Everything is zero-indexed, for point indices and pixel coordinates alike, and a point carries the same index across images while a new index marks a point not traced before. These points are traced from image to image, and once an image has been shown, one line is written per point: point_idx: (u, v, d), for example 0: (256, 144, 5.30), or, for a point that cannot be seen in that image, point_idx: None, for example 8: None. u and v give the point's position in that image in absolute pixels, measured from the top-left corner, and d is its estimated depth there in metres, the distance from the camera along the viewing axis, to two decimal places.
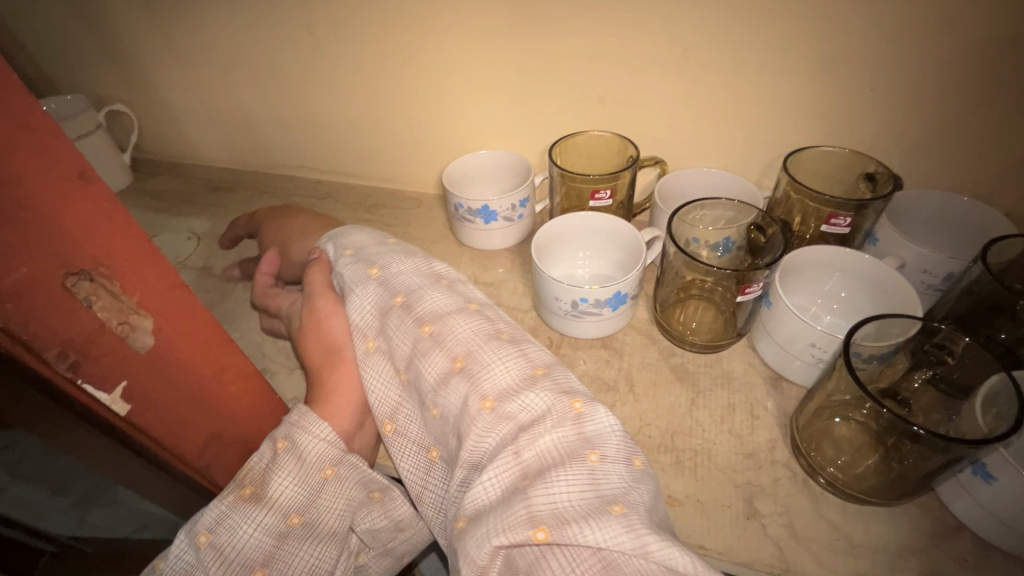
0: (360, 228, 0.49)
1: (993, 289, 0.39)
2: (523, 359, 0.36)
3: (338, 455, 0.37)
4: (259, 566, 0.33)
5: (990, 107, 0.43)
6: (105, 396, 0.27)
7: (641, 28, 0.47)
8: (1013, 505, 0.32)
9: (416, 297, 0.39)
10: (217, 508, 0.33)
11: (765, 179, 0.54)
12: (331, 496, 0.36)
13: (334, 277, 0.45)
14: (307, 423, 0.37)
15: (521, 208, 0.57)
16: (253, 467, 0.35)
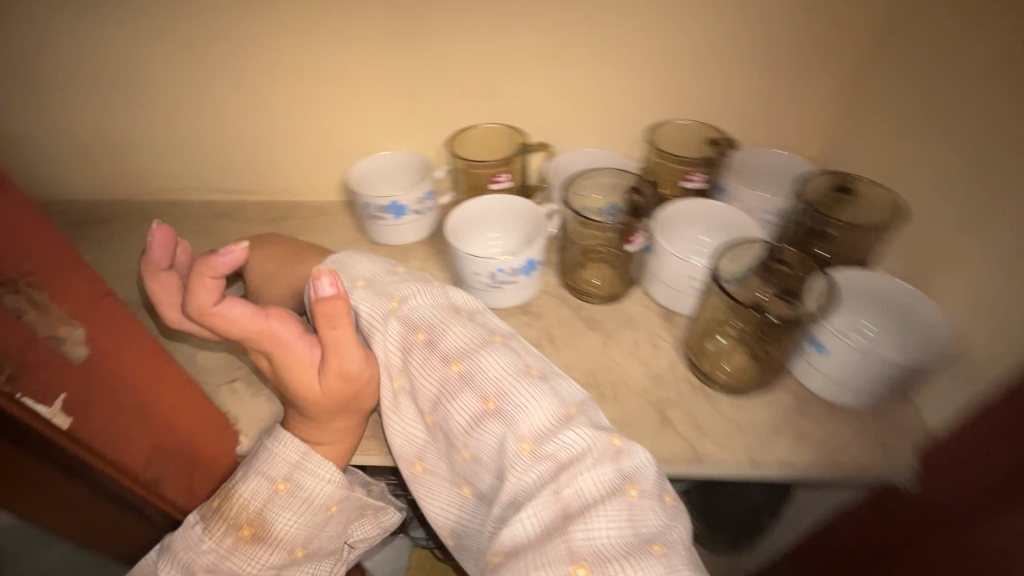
0: (362, 254, 0.47)
1: (808, 216, 0.51)
2: (557, 397, 0.38)
3: (342, 494, 0.39)
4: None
5: (786, 77, 0.56)
6: (43, 410, 0.27)
7: (513, 28, 0.54)
8: (844, 368, 0.43)
9: (439, 334, 0.40)
10: (217, 551, 0.35)
11: (635, 151, 0.63)
12: (331, 527, 0.39)
13: (343, 308, 0.43)
14: (311, 466, 0.37)
15: (429, 201, 0.61)
16: (250, 507, 0.36)
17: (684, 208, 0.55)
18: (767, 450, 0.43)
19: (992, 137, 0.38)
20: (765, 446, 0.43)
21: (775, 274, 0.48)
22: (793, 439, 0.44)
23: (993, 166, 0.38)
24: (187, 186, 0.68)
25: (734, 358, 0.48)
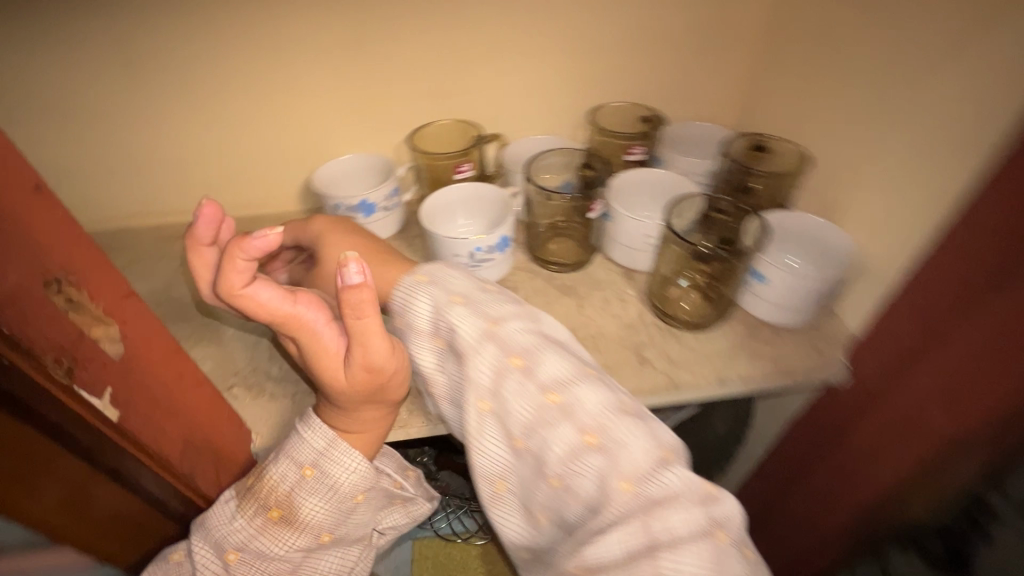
0: (452, 269, 0.46)
1: (735, 173, 0.59)
2: (654, 438, 0.37)
3: (369, 483, 0.39)
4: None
5: (700, 57, 0.64)
6: (94, 402, 0.28)
7: (459, 29, 0.58)
8: (781, 292, 0.50)
9: (535, 362, 0.39)
10: (249, 531, 0.36)
11: (579, 134, 0.70)
12: (358, 514, 0.40)
13: (435, 324, 0.42)
14: (338, 454, 0.37)
15: (396, 198, 0.64)
16: (279, 490, 0.36)
17: (631, 178, 0.61)
18: (730, 369, 0.50)
19: (869, 89, 0.47)
20: (729, 368, 0.50)
21: (715, 225, 0.56)
22: (749, 359, 0.51)
23: (872, 111, 0.47)
24: (137, 212, 0.67)
25: (692, 301, 0.56)
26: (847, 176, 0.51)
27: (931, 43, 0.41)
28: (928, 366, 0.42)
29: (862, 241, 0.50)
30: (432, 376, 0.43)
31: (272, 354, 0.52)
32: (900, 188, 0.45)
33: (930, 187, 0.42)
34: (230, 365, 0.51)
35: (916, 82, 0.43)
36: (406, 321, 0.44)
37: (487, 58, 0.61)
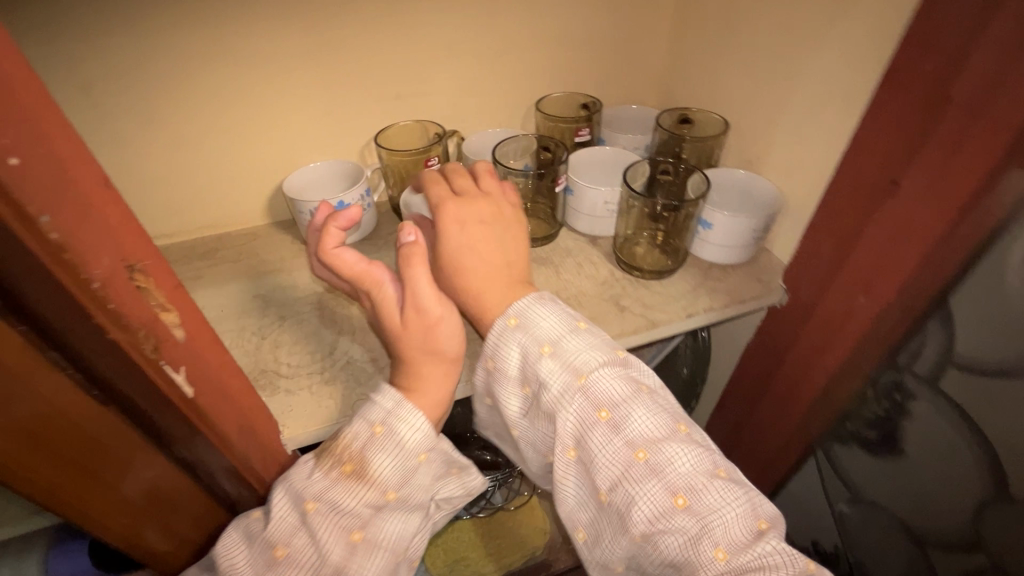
0: (544, 303, 0.47)
1: (668, 144, 0.69)
2: (748, 506, 0.38)
3: (431, 442, 0.42)
4: (357, 532, 0.38)
5: (625, 47, 0.73)
6: (176, 379, 0.30)
7: (412, 34, 0.63)
8: (725, 234, 0.59)
9: (624, 417, 0.41)
10: (325, 480, 0.39)
11: (528, 124, 0.76)
12: (420, 474, 0.41)
13: (527, 371, 0.45)
14: (404, 413, 0.41)
15: (368, 197, 0.66)
16: (353, 445, 0.40)
17: (585, 156, 0.68)
18: (694, 305, 0.59)
19: (765, 60, 0.58)
20: (692, 303, 0.59)
21: (662, 186, 0.64)
22: (707, 293, 0.60)
23: (770, 77, 0.58)
24: None
25: (650, 256, 0.64)
26: (760, 133, 0.61)
27: (804, 17, 0.52)
28: (844, 271, 0.52)
29: (780, 185, 0.60)
30: (521, 417, 0.46)
31: (278, 355, 0.54)
32: (802, 136, 0.55)
33: (824, 130, 0.53)
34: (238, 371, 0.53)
35: (799, 50, 0.53)
36: (496, 364, 0.46)
37: (438, 60, 0.66)
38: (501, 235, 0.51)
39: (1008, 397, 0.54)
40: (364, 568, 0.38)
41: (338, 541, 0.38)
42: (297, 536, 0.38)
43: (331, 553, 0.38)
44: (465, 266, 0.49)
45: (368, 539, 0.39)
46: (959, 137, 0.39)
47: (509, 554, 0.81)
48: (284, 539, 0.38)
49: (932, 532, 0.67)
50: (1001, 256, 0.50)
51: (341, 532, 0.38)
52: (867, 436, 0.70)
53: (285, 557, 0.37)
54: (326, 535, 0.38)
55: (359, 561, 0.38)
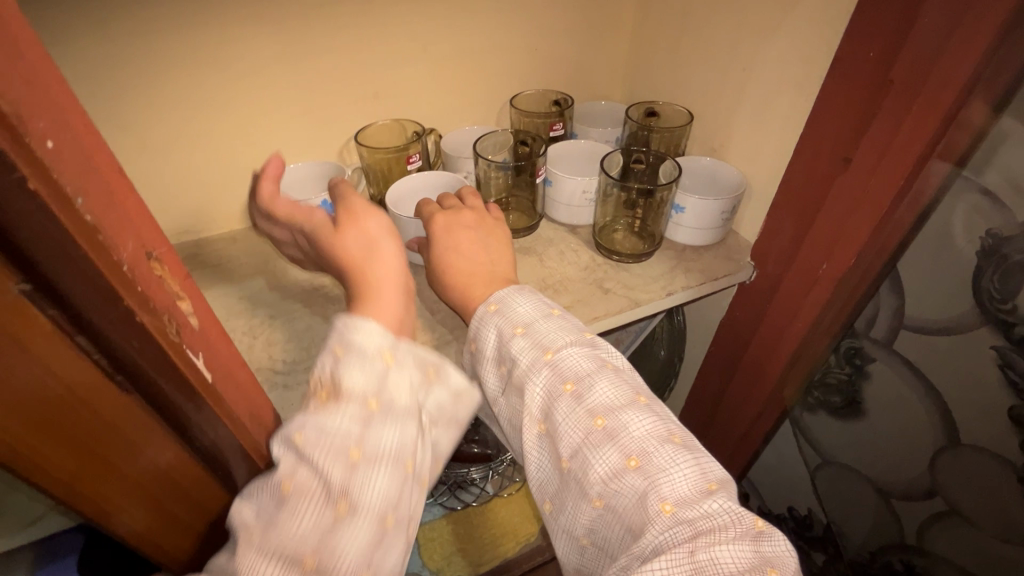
0: (523, 292, 0.48)
1: (638, 135, 0.72)
2: (700, 469, 0.39)
3: (394, 343, 0.40)
4: (354, 450, 0.37)
5: (592, 46, 0.77)
6: (196, 363, 0.31)
7: (389, 35, 0.65)
8: (696, 217, 0.63)
9: (587, 388, 0.42)
10: (306, 414, 0.38)
11: (502, 121, 0.79)
12: (398, 378, 0.39)
13: (503, 353, 0.46)
14: (357, 327, 0.40)
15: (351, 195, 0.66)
16: (322, 373, 0.39)
17: (560, 149, 0.71)
18: (673, 284, 0.62)
19: (723, 54, 0.62)
20: (670, 282, 0.62)
21: (638, 174, 0.67)
22: (683, 273, 0.64)
23: (728, 69, 0.62)
24: None
25: (627, 240, 0.67)
26: (722, 122, 0.66)
27: (757, 13, 0.56)
28: (806, 245, 0.56)
29: (743, 169, 0.65)
30: (498, 397, 0.47)
31: (271, 354, 0.54)
32: (760, 122, 0.60)
33: (780, 116, 0.57)
34: None
35: (753, 44, 0.58)
36: (477, 347, 0.48)
37: (415, 60, 0.68)
38: (486, 238, 0.54)
39: (953, 352, 0.60)
40: (373, 483, 0.37)
41: (338, 463, 0.36)
42: (298, 470, 0.37)
43: (333, 476, 0.36)
44: (454, 264, 0.52)
45: (367, 453, 0.37)
46: (898, 115, 0.44)
47: (504, 542, 0.83)
48: (286, 475, 0.37)
49: (894, 483, 0.72)
50: (939, 224, 0.56)
51: (336, 454, 0.36)
52: (832, 401, 0.74)
53: (292, 493, 0.36)
54: (322, 461, 0.36)
55: (365, 477, 0.37)
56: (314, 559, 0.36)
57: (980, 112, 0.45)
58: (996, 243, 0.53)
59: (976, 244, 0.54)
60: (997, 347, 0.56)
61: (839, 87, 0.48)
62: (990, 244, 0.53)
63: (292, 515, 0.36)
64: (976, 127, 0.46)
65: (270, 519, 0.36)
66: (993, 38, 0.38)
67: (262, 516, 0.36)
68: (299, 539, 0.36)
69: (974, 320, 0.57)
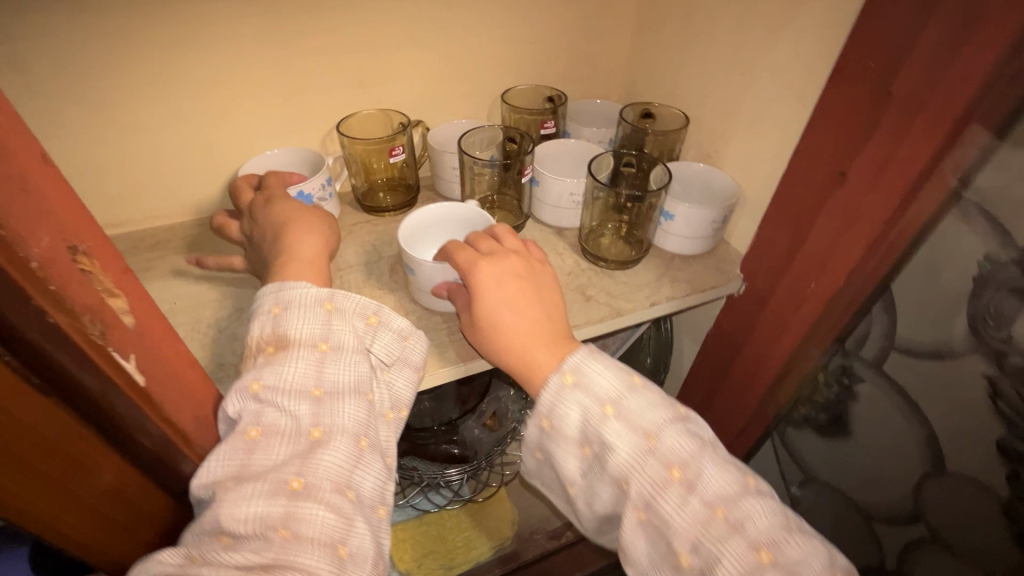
0: (597, 358, 0.46)
1: (633, 137, 0.70)
2: (825, 558, 0.39)
3: (330, 293, 0.45)
4: (315, 386, 0.42)
5: (591, 42, 0.74)
6: (126, 366, 0.29)
7: (376, 22, 0.62)
8: (687, 225, 0.61)
9: (697, 475, 0.41)
10: (256, 368, 0.42)
11: (494, 116, 0.77)
12: (340, 323, 0.45)
13: (593, 434, 0.44)
14: (291, 287, 0.45)
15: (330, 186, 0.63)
16: (264, 332, 0.43)
17: (549, 147, 0.69)
18: (658, 294, 0.60)
19: (723, 56, 0.60)
20: (654, 292, 0.60)
21: (626, 177, 0.65)
22: (669, 283, 0.61)
23: (727, 73, 0.60)
24: None
25: (614, 246, 0.65)
26: (718, 128, 0.63)
27: (759, 15, 0.54)
28: (796, 261, 0.54)
29: (737, 177, 0.62)
30: (579, 477, 0.46)
31: (236, 348, 0.52)
32: (756, 130, 0.58)
33: (776, 125, 0.55)
34: None
35: (754, 47, 0.55)
36: (553, 424, 0.45)
37: (404, 49, 0.66)
38: (537, 287, 0.50)
39: (942, 377, 0.58)
40: (340, 409, 0.42)
41: (302, 401, 0.41)
42: (264, 413, 0.40)
43: (300, 410, 0.41)
44: (502, 323, 0.48)
45: (328, 391, 0.42)
46: (894, 131, 0.42)
47: (477, 546, 0.81)
48: (252, 420, 0.39)
49: (878, 508, 0.70)
50: (937, 246, 0.54)
51: (299, 391, 0.41)
52: (818, 418, 0.73)
53: (261, 432, 0.39)
54: (286, 398, 0.40)
55: (332, 405, 0.41)
56: (299, 481, 0.38)
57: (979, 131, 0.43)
58: (994, 268, 0.50)
59: (974, 268, 0.51)
60: (989, 376, 0.53)
61: (835, 99, 0.45)
62: (988, 269, 0.51)
63: (265, 453, 0.39)
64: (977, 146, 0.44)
65: (241, 464, 0.38)
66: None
67: (230, 464, 0.38)
68: (278, 470, 0.38)
69: (967, 346, 0.54)
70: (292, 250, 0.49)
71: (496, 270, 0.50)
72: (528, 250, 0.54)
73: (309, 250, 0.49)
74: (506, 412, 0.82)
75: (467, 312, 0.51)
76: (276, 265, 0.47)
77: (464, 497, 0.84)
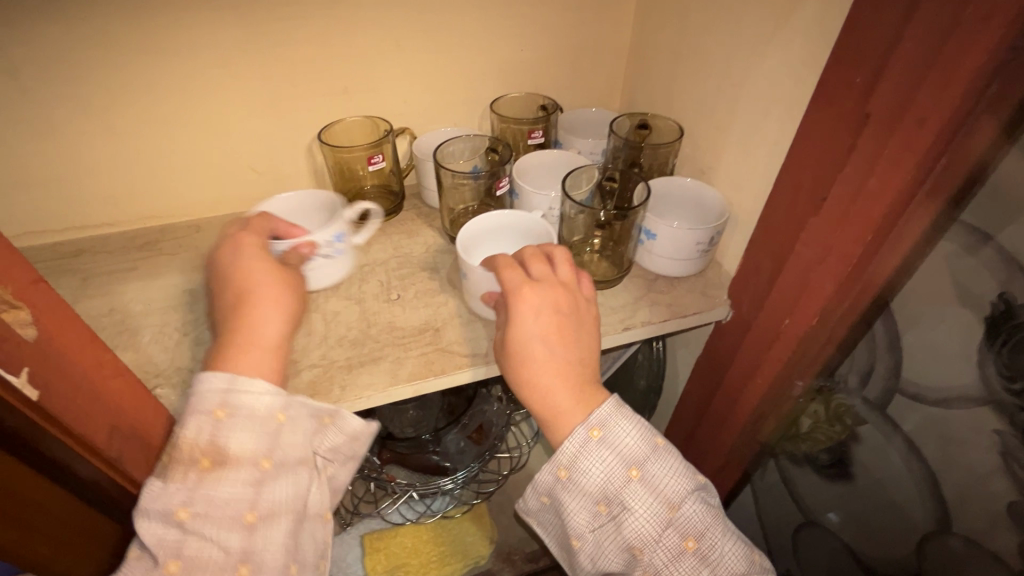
0: (625, 415, 0.44)
1: (626, 150, 0.66)
2: None
3: (285, 401, 0.42)
4: (249, 513, 0.38)
5: (586, 49, 0.71)
6: (14, 380, 0.29)
7: (358, 29, 0.62)
8: (669, 246, 0.57)
9: (710, 548, 0.42)
10: (186, 488, 0.37)
11: (485, 124, 0.75)
12: (290, 433, 0.42)
13: (616, 497, 0.43)
14: (241, 387, 0.40)
15: (339, 243, 0.56)
16: (200, 440, 0.38)
17: (531, 159, 0.66)
18: (633, 318, 0.57)
19: (716, 66, 0.56)
20: (631, 314, 0.57)
21: (609, 193, 0.62)
22: (648, 306, 0.58)
23: (721, 85, 0.56)
24: (33, 228, 0.65)
25: (595, 265, 0.61)
26: (712, 142, 0.59)
27: (751, 22, 0.50)
28: (776, 291, 0.49)
29: (728, 196, 0.58)
30: (587, 531, 0.44)
31: (196, 352, 0.53)
32: (747, 146, 0.53)
33: (766, 142, 0.51)
34: (150, 367, 0.51)
35: (745, 58, 0.51)
36: (572, 476, 0.44)
37: (388, 57, 0.65)
38: (577, 327, 0.47)
39: (950, 429, 0.52)
40: (272, 537, 0.39)
41: (234, 531, 0.37)
42: (187, 544, 0.36)
43: (231, 543, 0.37)
44: (528, 359, 0.45)
45: (263, 514, 0.39)
46: (871, 156, 0.38)
47: (452, 561, 0.80)
48: (172, 554, 0.36)
49: (878, 562, 0.64)
50: (947, 283, 0.48)
51: (231, 518, 0.38)
52: (820, 458, 0.67)
53: (183, 567, 0.36)
54: (215, 528, 0.37)
55: (265, 532, 0.39)
56: None
57: (970, 156, 0.38)
58: (1007, 312, 0.44)
59: (984, 309, 0.46)
60: (999, 432, 0.48)
61: (818, 117, 0.41)
62: (1001, 310, 0.45)
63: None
64: (964, 175, 0.39)
65: None
66: (975, 76, 0.32)
67: None
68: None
69: (976, 396, 0.49)
70: (235, 269, 0.47)
71: (543, 300, 0.46)
72: (577, 285, 0.49)
73: (270, 337, 0.44)
74: (491, 426, 0.79)
75: (500, 331, 0.49)
76: (235, 300, 0.45)
77: (437, 511, 0.83)
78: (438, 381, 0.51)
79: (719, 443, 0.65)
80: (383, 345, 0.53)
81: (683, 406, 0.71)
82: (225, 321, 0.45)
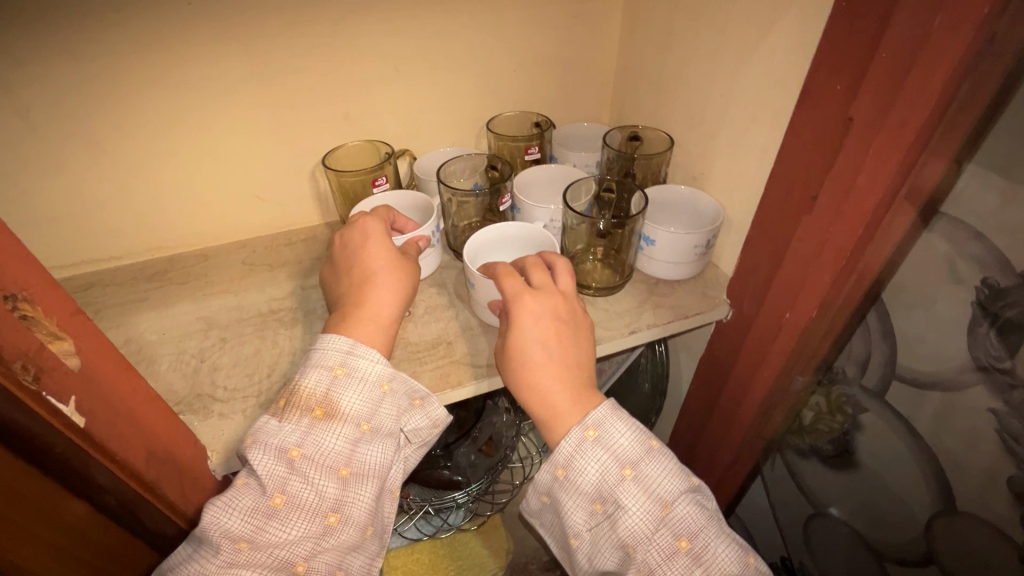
0: (621, 416, 0.45)
1: (619, 160, 0.69)
2: None
3: (391, 373, 0.47)
4: (344, 466, 0.43)
5: (575, 66, 0.74)
6: (64, 409, 0.31)
7: (357, 59, 0.64)
8: (664, 251, 0.60)
9: (703, 549, 0.41)
10: (302, 429, 0.43)
11: (481, 143, 0.78)
12: (389, 405, 0.46)
13: (615, 499, 0.43)
14: (360, 353, 0.46)
15: (437, 234, 0.62)
16: (320, 391, 0.44)
17: (529, 174, 0.69)
18: (638, 322, 0.58)
19: (702, 80, 0.59)
20: (635, 318, 0.59)
21: (607, 203, 0.65)
22: (651, 309, 0.60)
23: (708, 96, 0.59)
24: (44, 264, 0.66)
25: (598, 272, 0.64)
26: (701, 150, 0.62)
27: (734, 37, 0.53)
28: (776, 287, 0.52)
29: (720, 201, 0.60)
30: (584, 530, 0.45)
31: (215, 378, 0.53)
32: (736, 153, 0.56)
33: (753, 148, 0.53)
34: (171, 394, 0.52)
35: (729, 71, 0.54)
36: (568, 475, 0.45)
37: (387, 82, 0.67)
38: (573, 333, 0.49)
39: (947, 410, 0.55)
40: (359, 495, 0.43)
41: (329, 478, 0.42)
42: (291, 482, 0.42)
43: (327, 490, 0.42)
44: (531, 369, 0.47)
45: (355, 471, 0.44)
46: (857, 155, 0.41)
47: None
48: (279, 488, 0.41)
49: (891, 547, 0.66)
50: (932, 272, 0.51)
51: (330, 467, 0.43)
52: (823, 448, 0.69)
53: (285, 501, 0.41)
54: (318, 474, 0.42)
55: (354, 490, 0.43)
56: (303, 565, 0.40)
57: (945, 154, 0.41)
58: (994, 295, 0.47)
59: (972, 294, 0.49)
60: (994, 409, 0.50)
61: (806, 122, 0.44)
62: (987, 295, 0.48)
63: (281, 526, 0.41)
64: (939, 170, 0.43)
65: (255, 529, 0.40)
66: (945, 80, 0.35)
67: (248, 524, 0.40)
68: (289, 549, 0.40)
69: (969, 378, 0.51)
70: None
71: (542, 306, 0.48)
72: (574, 295, 0.51)
73: (388, 313, 0.49)
74: (501, 437, 0.79)
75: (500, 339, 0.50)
76: (355, 279, 0.50)
77: (453, 525, 0.82)
78: (454, 393, 0.52)
79: (726, 440, 0.67)
80: (399, 361, 0.54)
81: (689, 405, 0.73)
82: (347, 297, 0.50)
